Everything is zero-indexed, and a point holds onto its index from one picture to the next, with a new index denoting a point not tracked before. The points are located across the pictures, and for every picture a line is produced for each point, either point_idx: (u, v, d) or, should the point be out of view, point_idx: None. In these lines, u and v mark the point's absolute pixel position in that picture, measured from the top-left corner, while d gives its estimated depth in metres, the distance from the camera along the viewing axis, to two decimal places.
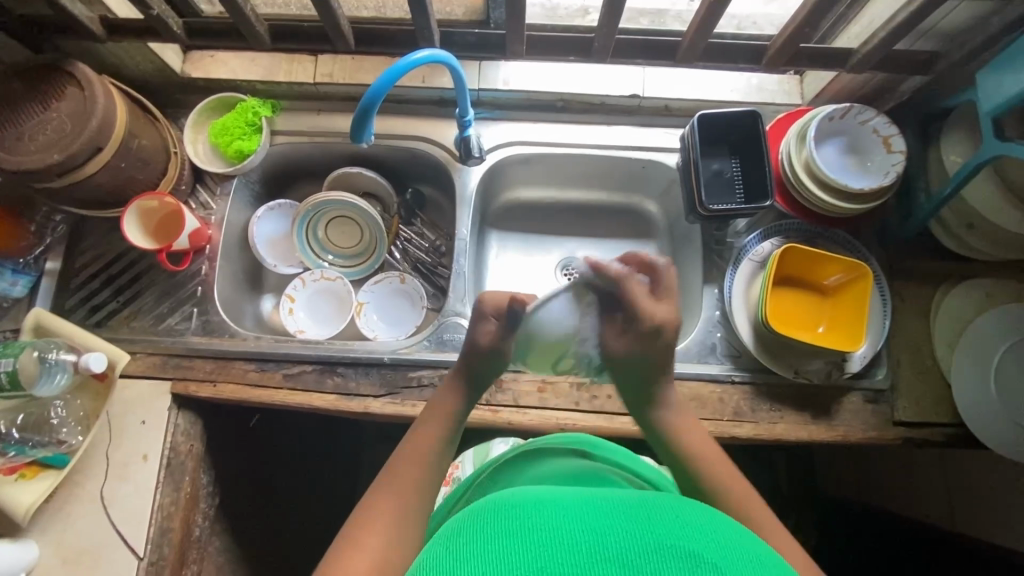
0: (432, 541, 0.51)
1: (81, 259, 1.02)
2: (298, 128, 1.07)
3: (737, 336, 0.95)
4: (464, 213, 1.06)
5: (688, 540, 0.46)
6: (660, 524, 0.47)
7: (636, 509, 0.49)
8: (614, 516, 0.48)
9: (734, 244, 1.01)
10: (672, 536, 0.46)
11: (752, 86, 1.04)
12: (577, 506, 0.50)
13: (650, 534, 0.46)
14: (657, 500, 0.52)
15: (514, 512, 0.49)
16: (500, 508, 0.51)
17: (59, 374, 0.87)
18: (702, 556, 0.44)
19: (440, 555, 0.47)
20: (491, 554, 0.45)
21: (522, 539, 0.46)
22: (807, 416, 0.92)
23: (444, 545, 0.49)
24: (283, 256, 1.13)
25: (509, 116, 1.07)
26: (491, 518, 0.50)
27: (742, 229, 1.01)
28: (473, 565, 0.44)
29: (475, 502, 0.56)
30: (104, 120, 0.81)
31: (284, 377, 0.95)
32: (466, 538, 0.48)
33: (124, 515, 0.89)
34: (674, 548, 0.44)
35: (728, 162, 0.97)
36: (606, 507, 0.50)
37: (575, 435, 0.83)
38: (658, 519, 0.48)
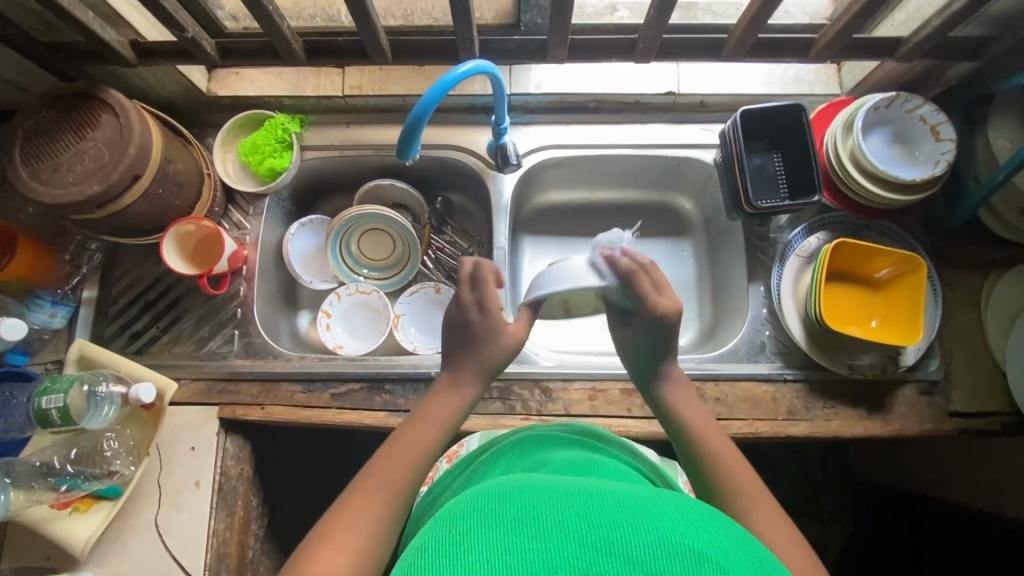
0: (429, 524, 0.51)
1: (117, 286, 1.00)
2: (328, 143, 1.05)
3: (788, 333, 0.94)
4: (501, 221, 1.04)
5: (692, 537, 0.44)
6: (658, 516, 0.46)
7: (644, 503, 0.48)
8: (617, 508, 0.47)
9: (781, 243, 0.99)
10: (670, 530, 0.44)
11: (789, 78, 1.01)
12: (582, 497, 0.48)
13: (652, 529, 0.44)
14: (661, 496, 0.50)
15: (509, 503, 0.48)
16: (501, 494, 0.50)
17: (108, 405, 0.86)
18: (706, 556, 0.42)
19: (441, 539, 0.46)
20: (490, 541, 0.44)
21: (522, 532, 0.44)
22: (862, 411, 0.91)
23: (442, 527, 0.48)
24: (316, 272, 1.12)
25: (543, 119, 1.05)
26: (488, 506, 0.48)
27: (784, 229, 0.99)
28: (474, 551, 0.43)
29: (473, 488, 0.55)
30: (142, 147, 0.80)
31: (332, 397, 0.94)
32: (465, 523, 0.47)
33: (180, 543, 0.89)
34: (677, 546, 0.43)
35: (770, 157, 0.96)
36: (612, 500, 0.48)
37: (585, 424, 0.82)
38: (664, 513, 0.46)
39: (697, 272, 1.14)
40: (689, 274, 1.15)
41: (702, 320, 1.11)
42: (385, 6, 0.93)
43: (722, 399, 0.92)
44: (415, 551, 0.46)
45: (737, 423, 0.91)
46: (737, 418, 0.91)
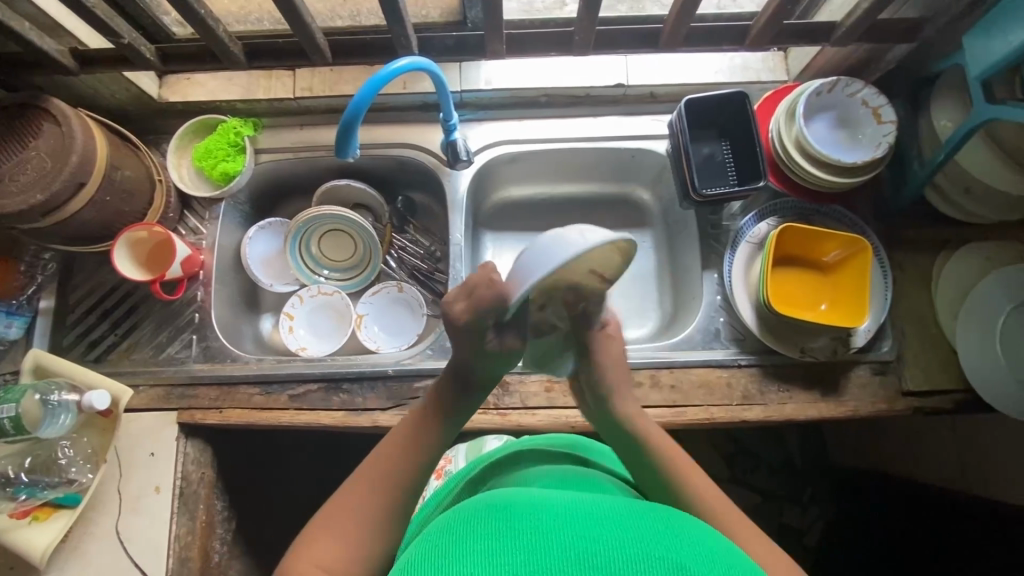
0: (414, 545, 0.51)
1: (75, 295, 1.01)
2: (282, 146, 1.06)
3: (741, 319, 0.95)
4: (457, 217, 1.04)
5: (676, 552, 0.45)
6: (642, 527, 0.47)
7: (627, 518, 0.48)
8: (609, 522, 0.48)
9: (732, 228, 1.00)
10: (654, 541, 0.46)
11: (737, 66, 1.02)
12: (569, 512, 0.49)
13: (639, 542, 0.45)
14: (648, 513, 0.51)
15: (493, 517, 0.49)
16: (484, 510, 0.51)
17: (64, 414, 0.86)
18: (688, 569, 0.43)
19: (423, 557, 0.46)
20: (475, 558, 0.44)
21: (511, 543, 0.45)
22: (816, 394, 0.92)
23: (425, 548, 0.48)
24: (277, 274, 1.13)
25: (496, 115, 1.06)
26: (471, 520, 0.49)
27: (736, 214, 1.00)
28: (456, 567, 0.43)
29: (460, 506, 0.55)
30: (84, 155, 0.80)
31: (290, 398, 0.94)
32: (449, 542, 0.47)
33: (141, 548, 0.90)
34: (660, 560, 0.43)
35: (718, 145, 0.96)
36: (599, 514, 0.49)
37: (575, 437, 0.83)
38: (649, 530, 0.47)
39: (658, 262, 1.15)
40: (650, 264, 1.16)
41: (663, 310, 1.12)
42: (329, 8, 0.93)
43: (677, 387, 0.93)
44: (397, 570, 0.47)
45: (692, 410, 0.91)
46: (692, 405, 0.92)
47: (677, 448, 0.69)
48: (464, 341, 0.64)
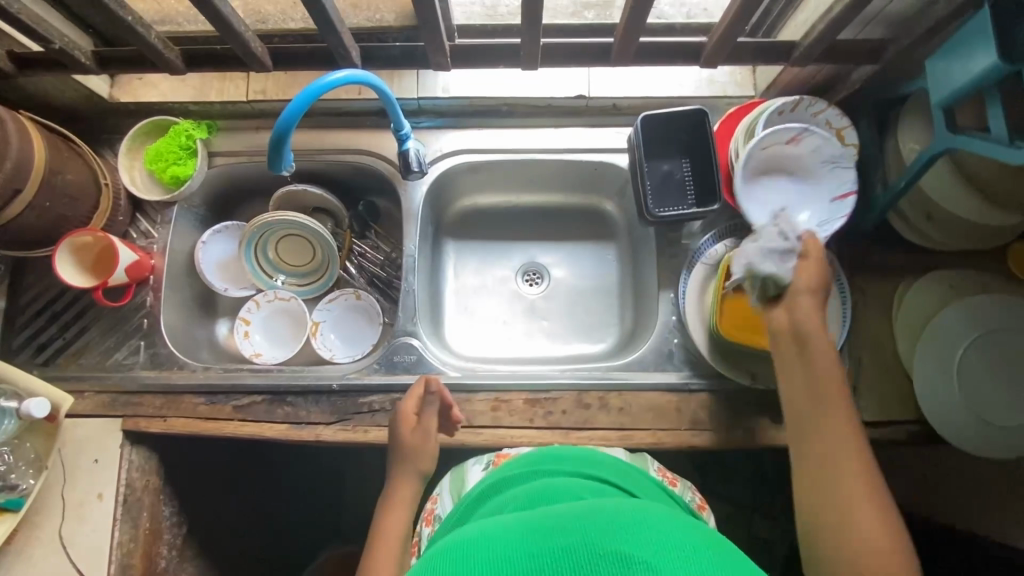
0: None
1: (25, 297, 1.00)
2: (236, 149, 1.04)
3: (694, 342, 0.92)
4: (413, 228, 1.02)
5: (620, 541, 0.43)
6: (593, 522, 0.46)
7: (566, 526, 0.47)
8: (546, 535, 0.46)
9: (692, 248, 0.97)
10: (606, 534, 0.44)
11: (703, 79, 0.98)
12: (503, 539, 0.47)
13: (582, 547, 0.43)
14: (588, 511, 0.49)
15: (445, 558, 0.46)
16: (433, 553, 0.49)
17: (5, 420, 0.86)
18: (633, 557, 0.41)
19: None
20: None
21: None
22: (768, 421, 0.90)
23: None
24: (233, 278, 1.11)
25: (454, 123, 1.03)
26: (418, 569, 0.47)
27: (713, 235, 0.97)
28: None
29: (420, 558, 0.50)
30: (18, 161, 0.79)
31: (235, 409, 0.93)
32: None
33: (82, 554, 0.90)
34: (604, 557, 0.42)
35: (679, 162, 0.92)
36: (536, 529, 0.47)
37: (563, 450, 0.75)
38: (586, 527, 0.46)
39: (621, 276, 1.14)
40: (613, 278, 1.14)
41: (624, 326, 1.11)
42: None
43: (625, 409, 0.91)
44: None
45: (638, 434, 0.90)
46: (639, 428, 0.90)
47: (831, 348, 0.69)
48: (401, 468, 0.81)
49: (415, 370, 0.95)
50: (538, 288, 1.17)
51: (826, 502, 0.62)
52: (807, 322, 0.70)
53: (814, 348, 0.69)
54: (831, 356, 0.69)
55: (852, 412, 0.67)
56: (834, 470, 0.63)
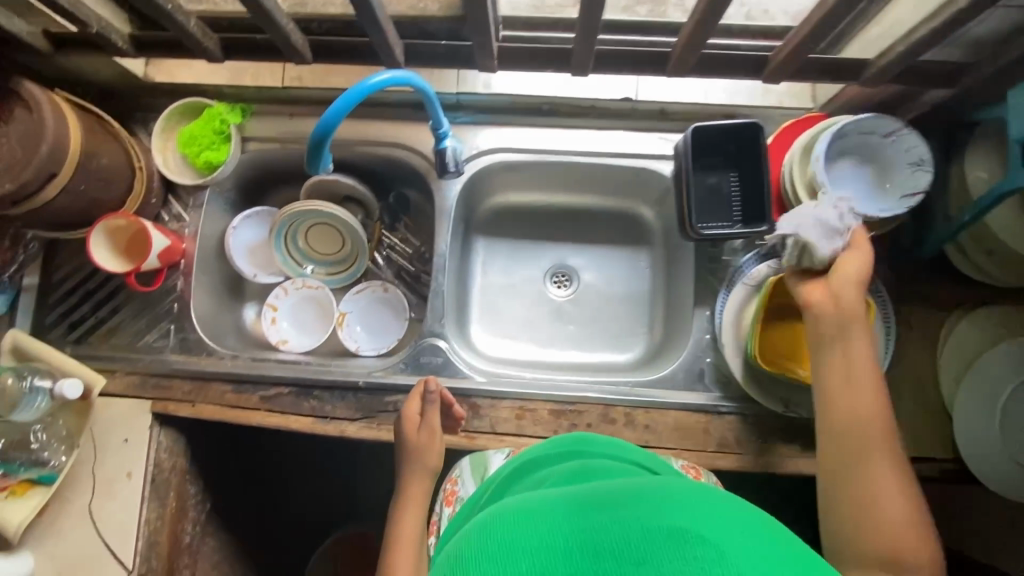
0: None
1: (59, 273, 1.01)
2: (269, 135, 1.02)
3: (727, 364, 0.90)
4: (445, 227, 1.00)
5: (676, 517, 0.40)
6: (636, 507, 0.42)
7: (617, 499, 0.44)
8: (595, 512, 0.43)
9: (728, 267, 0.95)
10: (658, 513, 0.41)
11: (758, 88, 0.93)
12: (554, 513, 0.44)
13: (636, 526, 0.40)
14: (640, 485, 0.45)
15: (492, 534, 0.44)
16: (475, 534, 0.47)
17: (40, 397, 0.87)
18: (695, 536, 0.38)
19: None
20: None
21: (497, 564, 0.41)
22: (796, 448, 0.89)
23: None
24: (261, 264, 1.11)
25: (494, 120, 1.00)
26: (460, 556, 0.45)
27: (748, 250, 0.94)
28: None
29: (468, 529, 0.49)
30: (55, 144, 0.77)
31: (261, 399, 0.94)
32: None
33: (112, 529, 0.93)
34: (655, 530, 0.39)
35: (726, 175, 0.88)
36: (584, 502, 0.45)
37: (570, 435, 0.74)
38: (643, 503, 0.42)
39: (653, 285, 1.11)
40: (645, 287, 1.11)
41: (653, 336, 1.09)
42: None
43: (652, 427, 0.90)
44: None
45: (663, 453, 0.89)
46: (665, 447, 0.89)
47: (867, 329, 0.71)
48: (415, 471, 0.81)
49: (441, 373, 0.94)
50: (567, 291, 1.14)
51: (857, 488, 0.65)
52: (852, 304, 0.72)
53: (855, 330, 0.71)
54: (866, 336, 0.71)
55: (881, 397, 0.69)
56: (858, 462, 0.66)
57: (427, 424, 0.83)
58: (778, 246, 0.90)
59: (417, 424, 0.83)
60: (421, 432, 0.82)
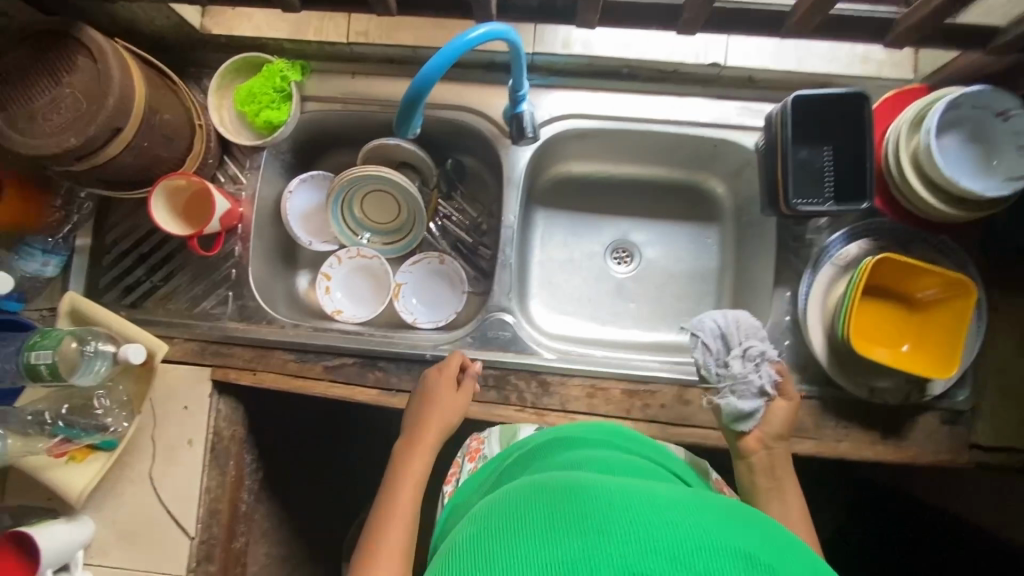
0: (465, 526, 0.49)
1: (112, 234, 0.97)
2: (330, 95, 0.97)
3: (808, 346, 0.87)
4: (513, 196, 0.96)
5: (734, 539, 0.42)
6: (697, 516, 0.44)
7: (678, 505, 0.45)
8: (656, 509, 0.44)
9: (699, 364, 0.84)
10: (717, 530, 0.43)
11: (854, 56, 0.88)
12: (616, 501, 0.45)
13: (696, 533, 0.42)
14: (699, 500, 0.47)
15: (546, 503, 0.46)
16: (522, 497, 0.48)
17: (100, 362, 0.85)
18: (754, 558, 0.41)
19: (475, 540, 0.45)
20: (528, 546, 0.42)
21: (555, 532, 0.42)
22: (876, 435, 0.86)
23: (475, 531, 0.46)
24: (316, 231, 1.07)
25: (569, 83, 0.94)
26: (507, 513, 0.47)
27: (729, 335, 0.83)
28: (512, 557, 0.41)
29: (514, 487, 0.52)
30: (121, 97, 0.73)
31: (325, 369, 0.92)
32: (501, 530, 0.45)
33: (173, 497, 0.91)
34: (712, 543, 0.41)
35: (822, 149, 0.83)
36: (642, 496, 0.46)
37: (608, 424, 0.74)
38: (703, 515, 0.44)
39: (720, 262, 1.08)
40: (712, 265, 1.08)
41: None
42: None
43: None
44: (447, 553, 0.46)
45: None
46: None
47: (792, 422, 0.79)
48: (438, 422, 0.80)
49: (509, 348, 0.92)
50: (628, 267, 1.11)
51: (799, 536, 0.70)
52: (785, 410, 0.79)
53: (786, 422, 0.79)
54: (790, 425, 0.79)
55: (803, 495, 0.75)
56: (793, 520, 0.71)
57: (450, 381, 0.83)
58: (767, 356, 0.81)
59: (452, 379, 0.84)
60: (454, 394, 0.83)
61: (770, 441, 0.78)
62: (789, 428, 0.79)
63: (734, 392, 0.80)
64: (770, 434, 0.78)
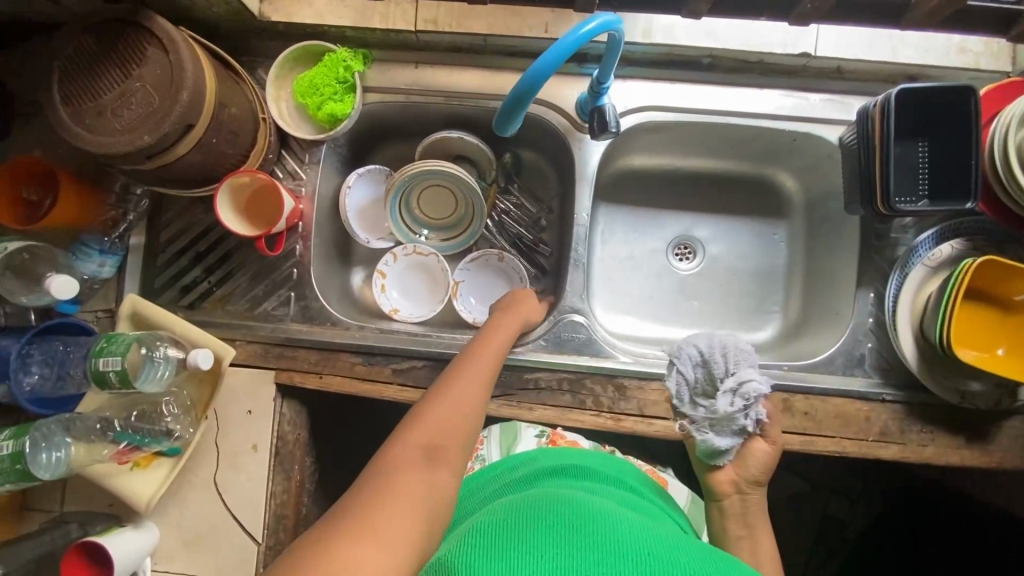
0: (491, 512, 0.56)
1: (166, 233, 0.93)
2: (393, 86, 0.93)
3: (894, 349, 0.85)
4: (583, 191, 0.93)
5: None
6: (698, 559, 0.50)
7: (683, 545, 0.52)
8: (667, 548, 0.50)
9: (670, 390, 0.78)
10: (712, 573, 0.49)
11: (951, 47, 0.84)
12: (635, 534, 0.51)
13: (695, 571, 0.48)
14: (701, 548, 0.53)
15: (571, 514, 0.52)
16: (547, 507, 0.53)
17: (163, 366, 0.81)
18: None
19: (499, 526, 0.51)
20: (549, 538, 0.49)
21: (579, 535, 0.49)
22: (961, 440, 0.84)
23: (499, 519, 0.53)
24: (371, 228, 1.03)
25: (646, 74, 0.90)
26: (530, 515, 0.52)
27: (714, 364, 0.75)
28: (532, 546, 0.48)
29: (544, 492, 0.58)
30: (195, 92, 0.68)
31: (394, 372, 0.89)
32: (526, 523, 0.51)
33: (239, 502, 0.89)
34: None
35: (915, 146, 0.80)
36: (656, 535, 0.52)
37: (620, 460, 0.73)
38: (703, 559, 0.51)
39: (789, 258, 1.04)
40: (780, 262, 1.05)
41: (788, 314, 1.03)
42: None
43: (811, 414, 0.85)
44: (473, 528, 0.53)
45: (822, 440, 0.84)
46: (824, 435, 0.85)
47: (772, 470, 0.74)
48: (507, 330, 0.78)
49: (584, 351, 0.89)
50: (691, 264, 1.08)
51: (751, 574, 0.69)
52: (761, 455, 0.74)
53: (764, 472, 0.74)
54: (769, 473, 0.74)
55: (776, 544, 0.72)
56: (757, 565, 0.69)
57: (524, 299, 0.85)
58: (759, 395, 0.73)
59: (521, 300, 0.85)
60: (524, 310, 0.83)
61: (745, 486, 0.74)
62: (769, 473, 0.74)
63: (714, 427, 0.75)
64: (746, 477, 0.74)
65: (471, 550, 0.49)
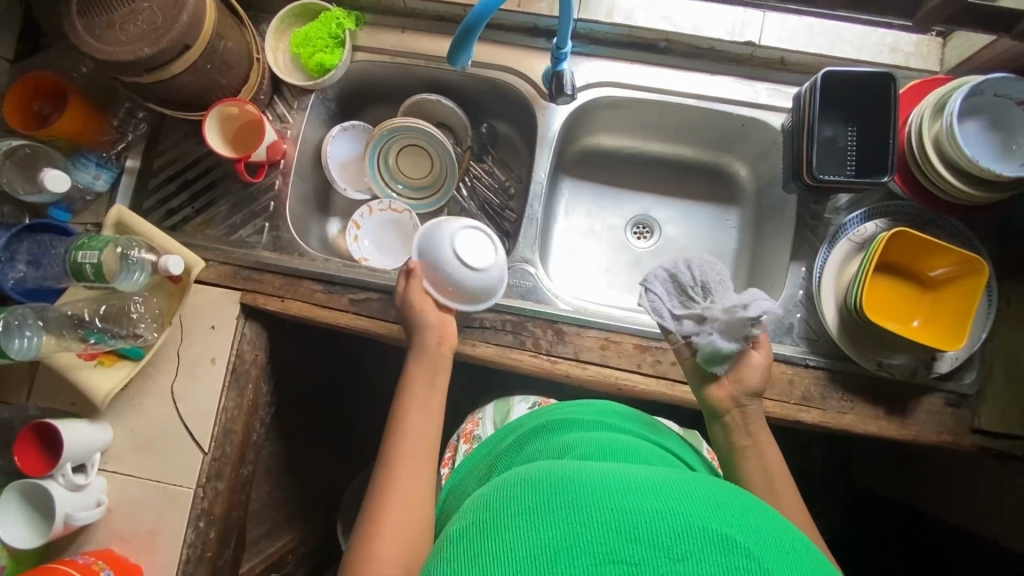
0: (463, 514, 0.52)
1: (159, 160, 1.01)
2: (380, 46, 1.02)
3: (820, 318, 0.90)
4: (544, 154, 1.01)
5: (720, 522, 0.45)
6: (683, 499, 0.47)
7: (664, 487, 0.48)
8: (645, 491, 0.47)
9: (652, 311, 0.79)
10: (702, 513, 0.45)
11: (885, 45, 0.93)
12: (607, 485, 0.48)
13: (681, 510, 0.45)
14: (688, 481, 0.50)
15: (539, 486, 0.48)
16: (502, 495, 0.50)
17: (139, 271, 0.89)
18: (737, 541, 0.43)
19: (469, 530, 0.48)
20: (520, 533, 0.44)
21: (548, 511, 0.45)
22: (880, 411, 0.88)
23: (466, 524, 0.49)
24: (352, 179, 1.11)
25: (607, 53, 0.99)
26: (489, 514, 0.48)
27: (697, 280, 0.79)
28: (500, 543, 0.44)
29: (508, 473, 0.54)
30: (194, 16, 0.78)
31: (350, 302, 0.95)
32: (499, 511, 0.47)
33: (191, 412, 0.94)
34: (700, 528, 0.43)
35: (843, 129, 0.88)
36: (631, 479, 0.49)
37: (600, 404, 0.75)
38: (688, 497, 0.47)
39: (739, 242, 1.10)
40: (729, 244, 1.11)
41: None
42: None
43: None
44: (448, 538, 0.49)
45: None
46: None
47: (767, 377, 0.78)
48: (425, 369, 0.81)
49: (528, 297, 0.95)
50: (647, 242, 1.14)
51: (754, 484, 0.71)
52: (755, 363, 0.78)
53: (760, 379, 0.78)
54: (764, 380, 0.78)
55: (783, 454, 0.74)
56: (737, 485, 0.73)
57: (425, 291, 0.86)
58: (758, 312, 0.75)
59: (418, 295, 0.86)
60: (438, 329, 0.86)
61: (746, 399, 0.77)
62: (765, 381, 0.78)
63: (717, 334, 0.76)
64: (745, 391, 0.77)
65: (445, 568, 0.45)
